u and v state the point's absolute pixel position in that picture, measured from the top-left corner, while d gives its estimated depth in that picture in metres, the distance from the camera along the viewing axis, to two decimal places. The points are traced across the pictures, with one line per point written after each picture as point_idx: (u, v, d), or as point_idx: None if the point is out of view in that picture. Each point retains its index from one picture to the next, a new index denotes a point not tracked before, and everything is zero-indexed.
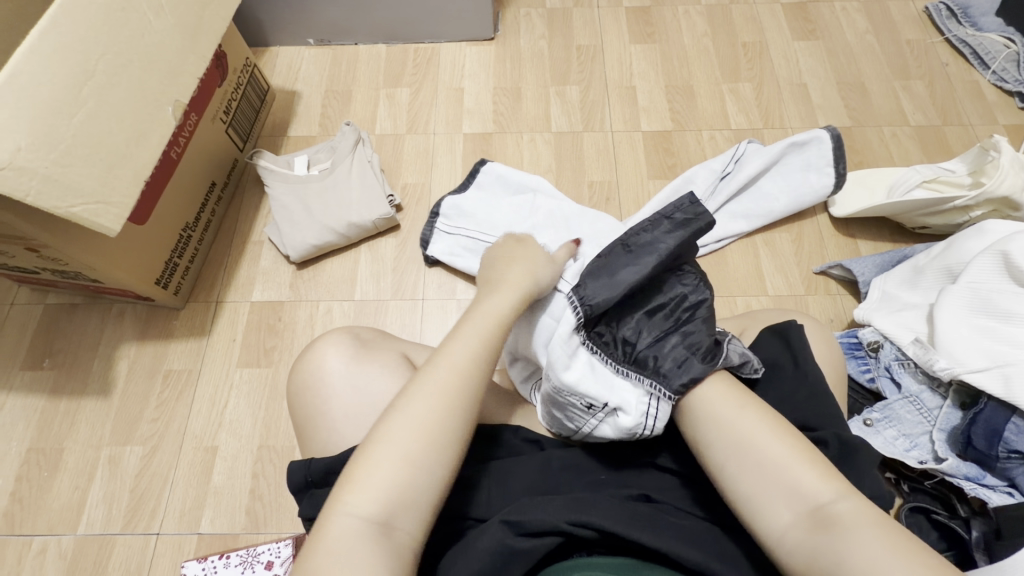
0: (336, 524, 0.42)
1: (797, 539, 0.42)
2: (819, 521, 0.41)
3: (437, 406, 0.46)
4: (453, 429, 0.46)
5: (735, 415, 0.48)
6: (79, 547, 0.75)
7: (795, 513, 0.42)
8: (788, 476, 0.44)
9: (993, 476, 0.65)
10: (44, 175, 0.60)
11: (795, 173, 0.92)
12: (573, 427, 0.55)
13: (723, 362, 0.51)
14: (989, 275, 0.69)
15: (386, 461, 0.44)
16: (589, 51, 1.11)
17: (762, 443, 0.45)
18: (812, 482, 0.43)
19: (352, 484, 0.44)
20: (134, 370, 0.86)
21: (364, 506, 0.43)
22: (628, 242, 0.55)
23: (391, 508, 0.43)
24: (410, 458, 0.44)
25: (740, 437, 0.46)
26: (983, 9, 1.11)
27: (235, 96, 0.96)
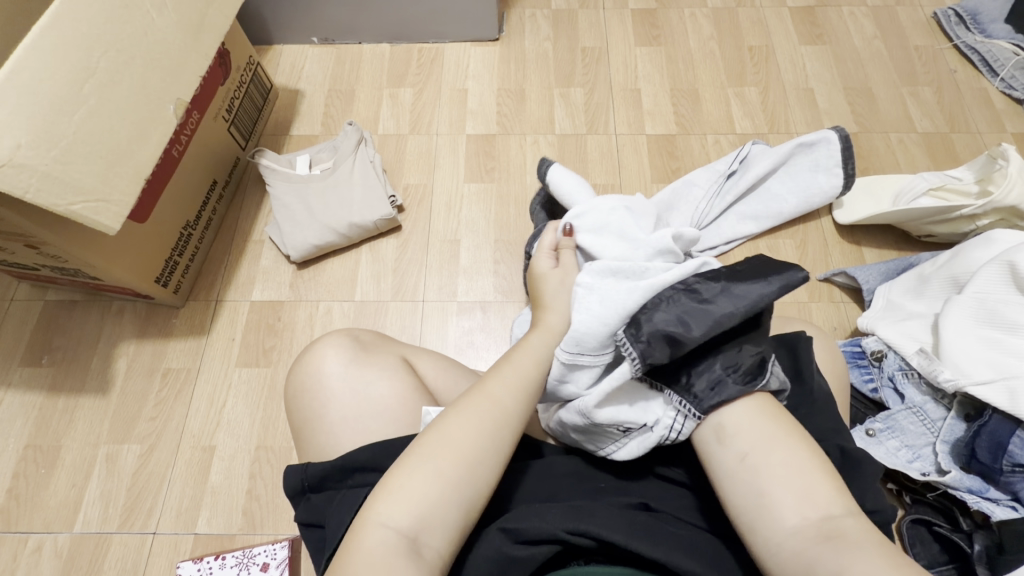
0: (370, 535, 0.41)
1: (798, 545, 0.41)
2: (827, 535, 0.40)
3: (482, 422, 0.46)
4: (492, 448, 0.46)
5: (733, 408, 0.47)
6: (76, 545, 0.75)
7: (803, 519, 0.41)
8: (800, 481, 0.43)
9: (997, 489, 0.64)
10: (44, 173, 0.60)
11: (803, 175, 0.91)
12: (596, 447, 0.54)
13: (763, 383, 0.48)
14: (995, 285, 0.68)
15: (420, 470, 0.44)
16: (594, 53, 1.10)
17: (759, 456, 0.44)
18: (815, 498, 0.42)
19: (385, 494, 0.43)
20: (133, 368, 0.85)
21: (398, 517, 0.42)
22: (692, 286, 0.50)
23: (422, 524, 0.42)
24: (445, 473, 0.43)
25: (744, 445, 0.45)
26: (992, 16, 1.10)
27: (237, 94, 0.95)
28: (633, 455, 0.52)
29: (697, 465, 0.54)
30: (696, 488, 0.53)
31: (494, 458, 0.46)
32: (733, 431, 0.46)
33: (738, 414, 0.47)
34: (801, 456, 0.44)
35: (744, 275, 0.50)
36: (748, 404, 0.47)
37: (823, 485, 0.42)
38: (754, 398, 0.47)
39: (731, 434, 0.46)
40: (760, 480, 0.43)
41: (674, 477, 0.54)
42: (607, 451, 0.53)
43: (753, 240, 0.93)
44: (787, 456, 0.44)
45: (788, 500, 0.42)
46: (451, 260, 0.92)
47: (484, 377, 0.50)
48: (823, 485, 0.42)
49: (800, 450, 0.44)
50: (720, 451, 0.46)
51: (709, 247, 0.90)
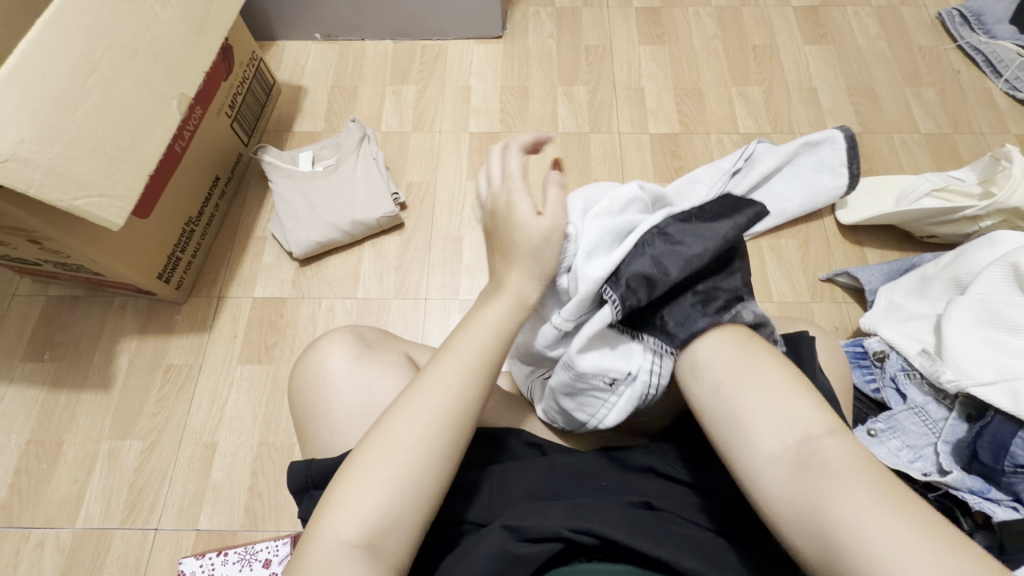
0: (319, 548, 0.40)
1: (775, 477, 0.38)
2: (805, 460, 0.38)
3: (422, 422, 0.43)
4: (442, 438, 0.43)
5: (707, 341, 0.45)
6: (77, 541, 0.75)
7: (781, 444, 0.39)
8: (776, 405, 0.40)
9: (998, 490, 0.62)
10: (47, 167, 0.60)
11: (807, 174, 0.92)
12: (588, 411, 0.53)
13: (735, 314, 0.46)
14: (998, 287, 0.68)
15: (367, 476, 0.41)
16: (597, 51, 1.10)
17: (734, 383, 0.42)
18: (794, 420, 0.40)
19: (330, 508, 0.41)
20: (135, 365, 0.85)
21: (346, 529, 0.40)
22: (663, 229, 0.48)
23: (374, 532, 0.40)
24: (396, 481, 0.41)
25: (717, 375, 0.43)
26: (997, 16, 1.09)
27: (240, 90, 0.95)
28: (626, 410, 0.51)
29: (698, 464, 0.54)
30: (698, 486, 0.52)
31: (443, 452, 0.43)
32: (705, 364, 0.44)
33: (716, 342, 0.45)
34: (779, 377, 0.42)
35: (709, 212, 0.49)
36: (719, 334, 0.45)
37: (805, 403, 0.40)
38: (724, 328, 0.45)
39: (704, 368, 0.44)
40: (735, 410, 0.41)
41: (677, 477, 0.53)
42: (599, 412, 0.52)
43: (754, 239, 0.93)
44: (762, 378, 0.42)
45: (765, 423, 0.40)
46: (454, 257, 0.92)
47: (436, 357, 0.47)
48: (799, 403, 0.40)
49: (775, 370, 0.42)
50: (696, 386, 0.44)
51: None
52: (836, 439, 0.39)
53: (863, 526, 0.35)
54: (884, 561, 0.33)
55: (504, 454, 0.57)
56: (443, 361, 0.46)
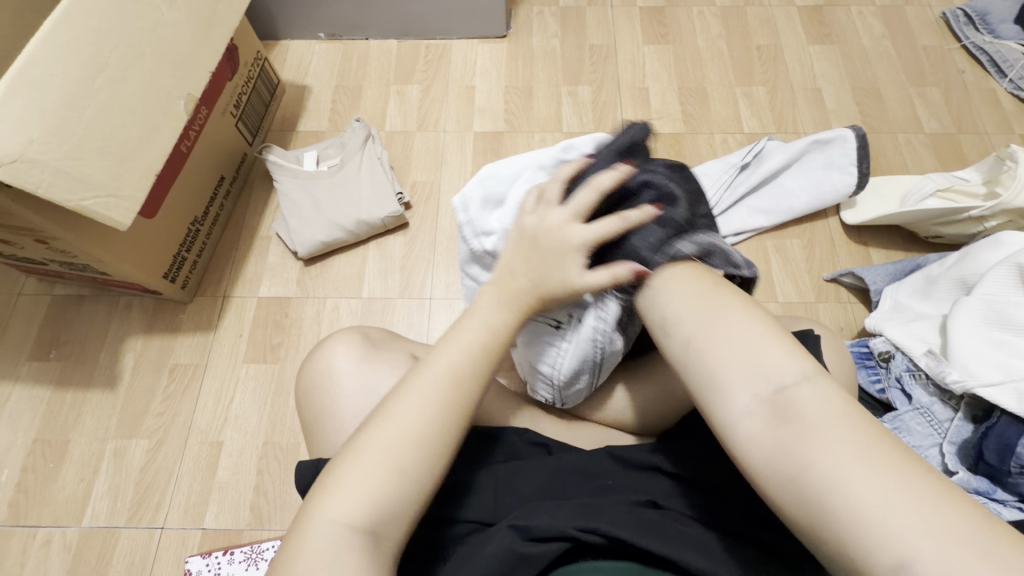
0: (318, 531, 0.39)
1: (752, 431, 0.38)
2: (781, 414, 0.38)
3: (419, 408, 0.43)
4: (444, 427, 0.43)
5: (674, 295, 0.44)
6: (84, 539, 0.75)
7: (755, 397, 0.39)
8: (748, 354, 0.40)
9: (1003, 491, 0.63)
10: (56, 168, 0.60)
11: (816, 171, 0.92)
12: (556, 361, 0.61)
13: (680, 247, 0.47)
14: (1004, 287, 0.68)
15: (368, 460, 0.42)
16: (601, 51, 1.10)
17: (707, 332, 0.42)
18: (767, 368, 0.39)
19: (331, 492, 0.41)
20: (140, 364, 0.85)
21: (346, 512, 0.40)
22: None
23: (377, 518, 0.40)
24: (403, 470, 0.42)
25: (688, 328, 0.43)
26: (1002, 16, 1.09)
27: (245, 90, 0.95)
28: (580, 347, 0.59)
29: (697, 461, 0.53)
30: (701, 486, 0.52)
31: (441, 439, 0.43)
32: (674, 319, 0.44)
33: (686, 287, 0.44)
34: (752, 325, 0.41)
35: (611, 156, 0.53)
36: (684, 286, 0.45)
37: (776, 346, 0.40)
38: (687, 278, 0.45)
39: (672, 324, 0.44)
40: (708, 362, 0.41)
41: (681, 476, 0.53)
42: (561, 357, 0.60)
43: (759, 238, 0.93)
44: (732, 327, 0.41)
45: (738, 375, 0.39)
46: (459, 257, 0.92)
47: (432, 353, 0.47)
48: (773, 354, 0.40)
49: (748, 319, 0.41)
50: (668, 341, 0.44)
51: None
52: (811, 386, 0.38)
53: (844, 477, 0.34)
54: (873, 509, 0.33)
55: (510, 453, 0.57)
56: (432, 357, 0.46)
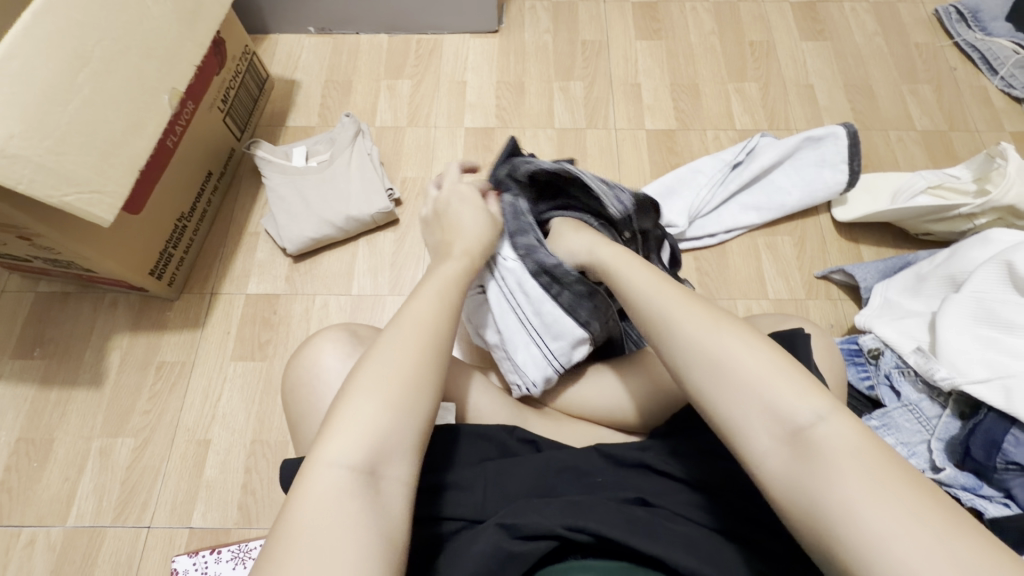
0: (321, 476, 0.40)
1: (770, 469, 0.39)
2: (800, 451, 0.38)
3: (401, 356, 0.46)
4: (427, 378, 0.46)
5: (684, 334, 0.45)
6: (69, 539, 0.74)
7: (774, 440, 0.40)
8: (764, 391, 0.41)
9: (990, 486, 0.63)
10: (37, 163, 0.59)
11: (808, 168, 0.92)
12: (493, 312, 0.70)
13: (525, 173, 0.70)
14: (993, 285, 0.68)
15: (363, 403, 0.43)
16: (594, 46, 1.09)
17: (729, 367, 0.42)
18: (781, 409, 0.40)
19: (330, 432, 0.41)
20: (126, 362, 0.84)
21: (349, 454, 0.41)
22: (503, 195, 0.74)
23: (375, 458, 0.41)
24: (394, 404, 0.43)
25: (715, 361, 0.43)
26: (994, 13, 1.09)
27: (233, 84, 0.94)
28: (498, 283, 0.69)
29: (699, 464, 0.53)
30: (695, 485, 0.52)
31: (424, 387, 0.45)
32: (685, 369, 0.45)
33: (704, 330, 0.45)
34: (763, 361, 0.42)
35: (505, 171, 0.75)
36: (695, 332, 0.45)
37: (797, 383, 0.41)
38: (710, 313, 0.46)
39: (685, 372, 0.45)
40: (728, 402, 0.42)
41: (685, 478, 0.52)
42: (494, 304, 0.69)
43: (750, 234, 0.93)
44: (747, 369, 0.42)
45: (757, 417, 0.40)
46: None
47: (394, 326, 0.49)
48: (788, 394, 0.40)
49: (765, 359, 0.42)
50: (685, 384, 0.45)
51: (709, 234, 0.91)
52: (828, 423, 0.39)
53: (852, 510, 0.35)
54: (878, 541, 0.34)
55: (500, 451, 0.57)
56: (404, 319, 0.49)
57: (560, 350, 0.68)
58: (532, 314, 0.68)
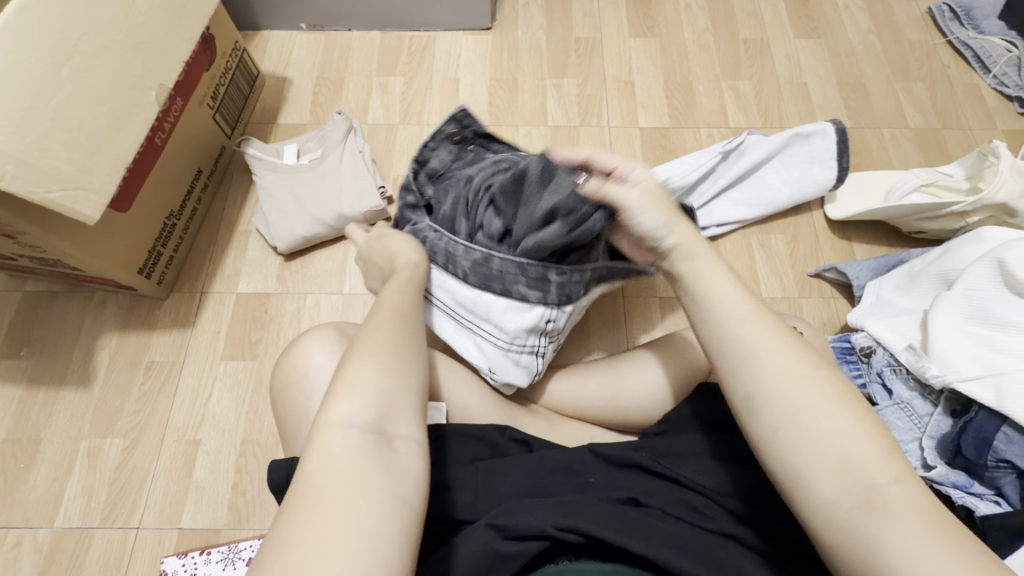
0: (332, 438, 0.40)
1: (836, 513, 0.39)
2: (865, 500, 0.38)
3: (390, 333, 0.48)
4: (411, 351, 0.48)
5: (775, 375, 0.43)
6: (56, 541, 0.74)
7: (841, 490, 0.39)
8: (846, 447, 0.40)
9: (981, 484, 0.63)
10: (20, 159, 0.58)
11: (798, 165, 0.92)
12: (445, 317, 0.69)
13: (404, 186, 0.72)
14: (984, 282, 0.68)
15: (361, 369, 0.44)
16: (587, 43, 1.09)
17: (812, 415, 0.41)
18: (859, 463, 0.39)
19: (338, 395, 0.42)
20: (115, 361, 0.84)
21: (357, 416, 0.41)
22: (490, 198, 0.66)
23: (384, 419, 0.42)
24: (386, 366, 0.45)
25: (777, 399, 0.42)
26: (986, 12, 1.10)
27: (223, 81, 0.93)
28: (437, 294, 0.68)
29: (711, 470, 0.52)
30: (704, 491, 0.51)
31: (414, 356, 0.48)
32: (764, 401, 0.42)
33: (790, 371, 0.42)
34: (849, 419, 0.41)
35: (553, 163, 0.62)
36: (789, 376, 0.42)
37: (846, 419, 0.41)
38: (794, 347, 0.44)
39: (762, 407, 0.42)
40: (794, 447, 0.41)
41: (693, 482, 0.51)
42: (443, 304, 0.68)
43: (743, 232, 0.93)
44: (830, 420, 0.41)
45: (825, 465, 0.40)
46: None
47: (378, 316, 0.51)
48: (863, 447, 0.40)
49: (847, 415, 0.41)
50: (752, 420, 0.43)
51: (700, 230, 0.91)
52: (902, 488, 0.39)
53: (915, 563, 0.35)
54: None
55: (491, 450, 0.57)
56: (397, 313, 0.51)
57: (501, 328, 0.65)
58: (458, 309, 0.67)
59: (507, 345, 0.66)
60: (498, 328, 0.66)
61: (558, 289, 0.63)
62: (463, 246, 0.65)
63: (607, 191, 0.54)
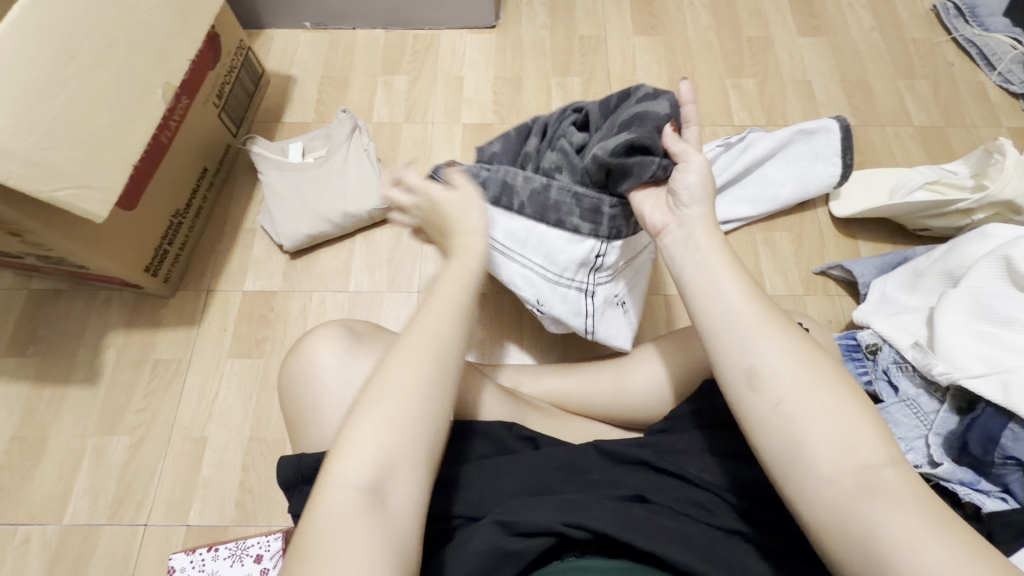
0: (329, 496, 0.40)
1: (834, 500, 0.39)
2: (864, 485, 0.38)
3: (411, 371, 0.44)
4: (434, 395, 0.44)
5: (772, 353, 0.43)
6: (64, 538, 0.74)
7: (838, 469, 0.39)
8: (834, 426, 0.40)
9: (988, 481, 0.62)
10: (25, 157, 0.58)
11: (802, 162, 0.92)
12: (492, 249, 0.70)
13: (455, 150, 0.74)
14: (991, 280, 0.68)
15: (366, 421, 0.42)
16: (591, 42, 1.09)
17: (807, 398, 0.41)
18: (859, 449, 0.40)
19: (337, 455, 0.41)
20: (121, 359, 0.84)
21: (355, 475, 0.40)
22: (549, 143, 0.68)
23: (383, 476, 0.41)
24: (394, 418, 0.42)
25: (774, 389, 0.42)
26: (991, 9, 1.10)
27: (228, 80, 0.93)
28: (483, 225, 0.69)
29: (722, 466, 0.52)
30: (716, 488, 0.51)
31: (433, 399, 0.44)
32: (768, 375, 0.43)
33: (786, 356, 0.43)
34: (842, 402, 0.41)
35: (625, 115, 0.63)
36: (785, 354, 0.43)
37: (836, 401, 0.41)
38: (788, 336, 0.44)
39: (765, 379, 0.43)
40: (800, 441, 0.40)
41: (702, 479, 0.51)
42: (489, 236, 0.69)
43: (747, 229, 0.93)
44: (824, 404, 0.41)
45: (823, 446, 0.40)
46: None
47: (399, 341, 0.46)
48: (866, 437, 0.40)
49: (839, 400, 0.41)
50: (750, 397, 0.43)
51: None
52: (894, 470, 0.39)
53: (911, 548, 0.35)
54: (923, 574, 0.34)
55: (497, 447, 0.57)
56: (416, 332, 0.46)
57: (552, 261, 0.68)
58: (508, 241, 0.69)
59: (556, 278, 0.70)
60: (549, 261, 0.69)
61: (609, 223, 0.65)
62: (522, 176, 0.66)
63: (673, 142, 0.57)
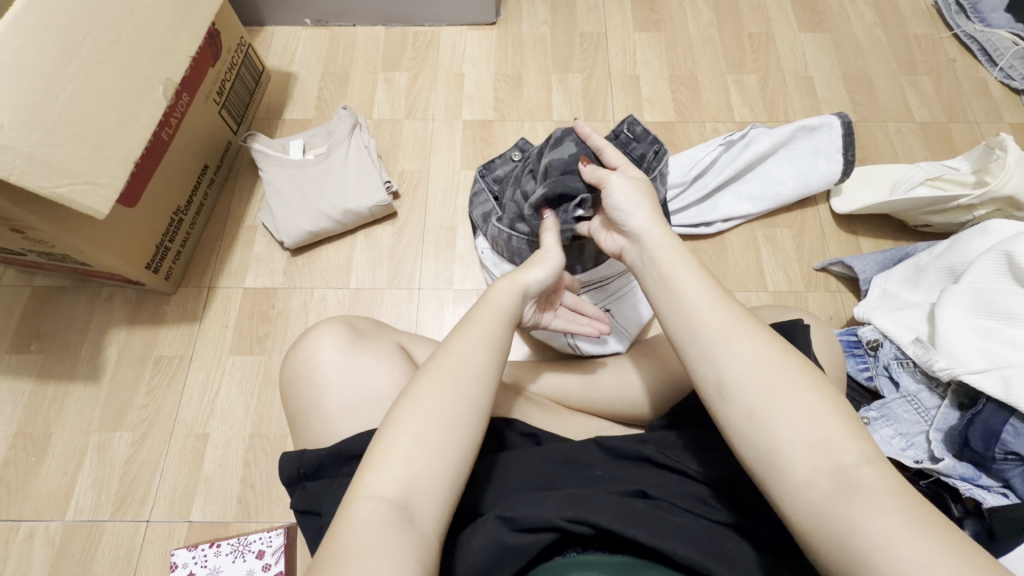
0: (359, 507, 0.40)
1: (814, 497, 0.39)
2: (839, 483, 0.38)
3: (448, 390, 0.45)
4: (469, 414, 0.45)
5: (741, 357, 0.44)
6: (68, 533, 0.74)
7: (814, 471, 0.39)
8: (803, 425, 0.41)
9: (988, 476, 0.63)
10: (28, 154, 0.58)
11: (803, 159, 0.92)
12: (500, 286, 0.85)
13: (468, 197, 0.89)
14: (991, 275, 0.68)
15: (398, 438, 0.43)
16: (592, 38, 1.09)
17: (785, 396, 0.42)
18: (828, 447, 0.40)
19: (370, 468, 0.42)
20: (124, 356, 0.84)
21: (385, 487, 0.41)
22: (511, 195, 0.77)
23: (412, 490, 0.41)
24: (428, 436, 0.43)
25: (744, 399, 0.43)
26: (993, 5, 1.09)
27: (229, 77, 0.94)
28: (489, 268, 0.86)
29: (718, 461, 0.52)
30: (710, 482, 0.51)
31: (468, 421, 0.44)
32: (735, 387, 0.43)
33: (755, 355, 0.44)
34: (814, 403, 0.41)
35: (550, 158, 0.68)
36: (759, 355, 0.44)
37: (805, 401, 0.42)
38: (755, 341, 0.45)
39: (733, 389, 0.43)
40: (790, 438, 0.40)
41: (698, 475, 0.52)
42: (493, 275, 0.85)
43: (748, 226, 0.93)
44: (799, 403, 0.41)
45: (798, 446, 0.40)
46: (447, 248, 0.91)
47: (437, 357, 0.48)
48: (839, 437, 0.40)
49: (811, 397, 0.42)
50: (722, 407, 0.44)
51: (705, 223, 0.91)
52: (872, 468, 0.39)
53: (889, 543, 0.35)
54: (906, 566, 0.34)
55: (498, 443, 0.57)
56: (449, 354, 0.48)
57: None
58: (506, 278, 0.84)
59: None
60: None
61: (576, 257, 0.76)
62: (498, 229, 0.79)
63: (593, 175, 0.61)
